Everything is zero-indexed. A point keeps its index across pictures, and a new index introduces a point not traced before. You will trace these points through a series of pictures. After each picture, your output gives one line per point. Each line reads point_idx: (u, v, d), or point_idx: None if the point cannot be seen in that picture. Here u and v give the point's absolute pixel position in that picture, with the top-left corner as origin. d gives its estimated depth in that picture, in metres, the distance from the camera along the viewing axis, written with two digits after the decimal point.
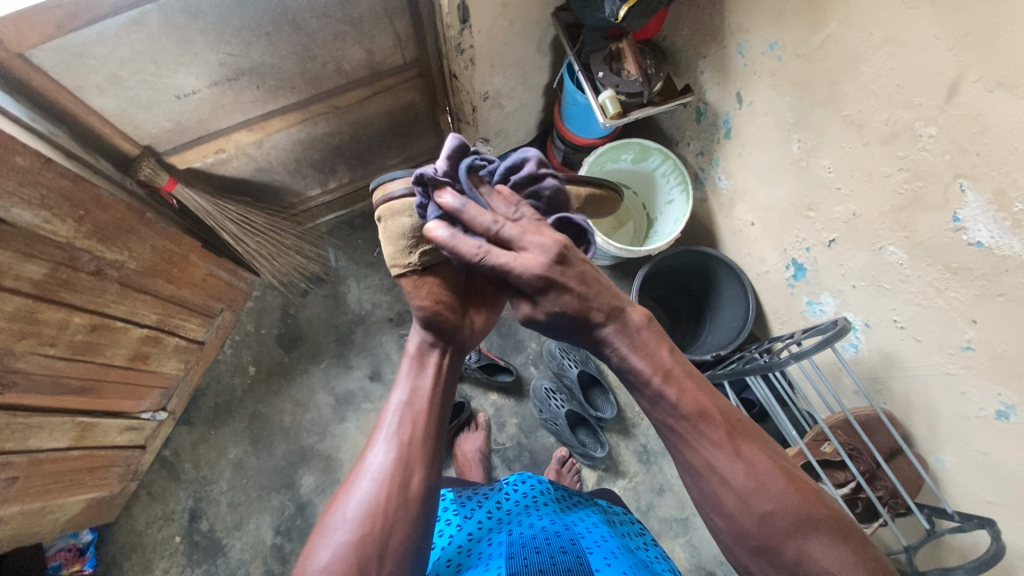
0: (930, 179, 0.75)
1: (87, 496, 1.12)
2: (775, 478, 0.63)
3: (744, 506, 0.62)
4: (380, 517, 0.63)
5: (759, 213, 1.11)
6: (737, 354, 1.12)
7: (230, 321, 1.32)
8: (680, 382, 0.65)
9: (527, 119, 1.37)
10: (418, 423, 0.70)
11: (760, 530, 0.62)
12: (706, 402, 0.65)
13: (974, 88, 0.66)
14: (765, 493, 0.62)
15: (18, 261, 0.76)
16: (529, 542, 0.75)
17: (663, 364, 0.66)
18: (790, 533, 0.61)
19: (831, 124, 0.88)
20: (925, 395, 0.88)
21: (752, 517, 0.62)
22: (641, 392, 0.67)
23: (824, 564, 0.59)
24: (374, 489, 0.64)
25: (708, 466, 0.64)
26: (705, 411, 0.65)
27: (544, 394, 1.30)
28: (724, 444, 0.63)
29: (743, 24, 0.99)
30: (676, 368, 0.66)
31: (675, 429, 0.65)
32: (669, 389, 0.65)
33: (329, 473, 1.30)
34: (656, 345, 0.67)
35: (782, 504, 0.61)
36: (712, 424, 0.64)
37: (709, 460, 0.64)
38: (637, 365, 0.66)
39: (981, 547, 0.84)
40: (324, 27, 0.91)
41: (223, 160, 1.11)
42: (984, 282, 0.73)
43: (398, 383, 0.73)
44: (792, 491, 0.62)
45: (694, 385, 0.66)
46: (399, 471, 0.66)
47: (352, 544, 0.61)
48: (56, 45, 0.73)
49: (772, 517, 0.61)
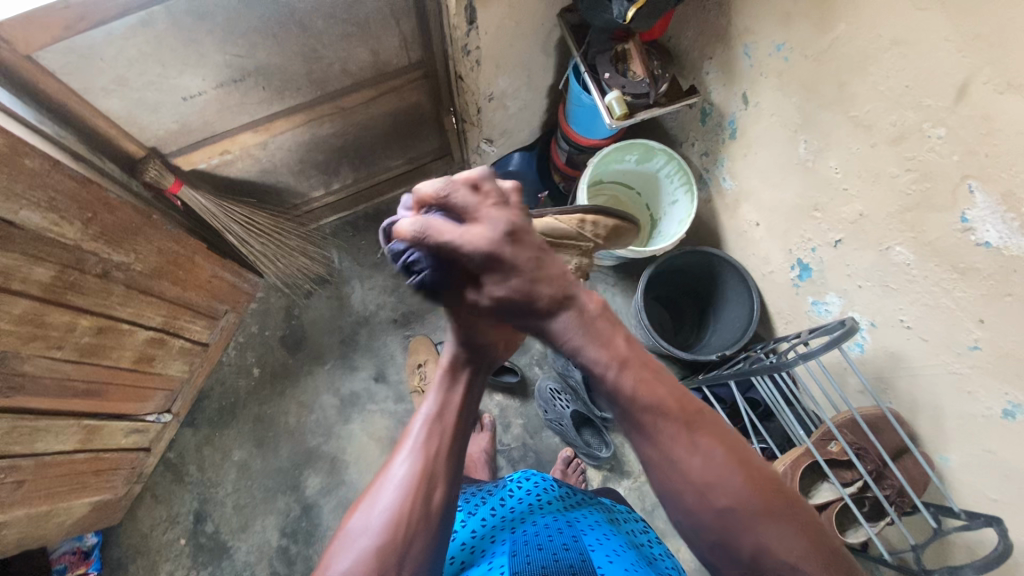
0: (939, 180, 0.76)
1: (92, 499, 1.11)
2: (733, 472, 0.59)
3: (703, 500, 0.59)
4: (400, 530, 0.63)
5: (764, 213, 1.12)
6: (743, 354, 1.13)
7: (234, 323, 1.31)
8: (639, 373, 0.61)
9: (531, 120, 1.37)
10: (446, 436, 0.69)
11: (716, 523, 0.59)
12: (664, 395, 0.61)
13: (983, 90, 0.67)
14: (722, 486, 0.59)
15: (26, 264, 0.75)
16: (532, 539, 0.75)
17: (622, 355, 0.61)
18: (751, 527, 0.58)
19: (838, 126, 0.88)
20: (930, 393, 0.89)
21: (712, 512, 0.59)
22: (599, 383, 0.62)
23: (779, 557, 0.58)
24: (397, 500, 0.64)
25: (668, 460, 0.60)
26: (665, 406, 0.60)
27: (549, 395, 1.31)
28: (683, 435, 0.60)
29: (749, 25, 0.99)
30: (636, 357, 0.62)
31: (636, 418, 0.61)
32: (627, 379, 0.60)
33: (334, 475, 1.30)
34: (612, 333, 0.62)
35: (740, 500, 0.59)
36: (669, 419, 0.60)
37: (669, 453, 0.60)
38: (597, 358, 0.61)
39: (987, 546, 0.86)
40: (330, 28, 0.91)
41: (228, 161, 1.11)
42: (992, 282, 0.74)
43: (428, 393, 0.72)
44: (752, 487, 0.59)
45: (654, 374, 0.62)
46: (423, 484, 0.66)
47: (372, 552, 0.61)
48: (64, 46, 0.72)
49: (732, 513, 0.59)
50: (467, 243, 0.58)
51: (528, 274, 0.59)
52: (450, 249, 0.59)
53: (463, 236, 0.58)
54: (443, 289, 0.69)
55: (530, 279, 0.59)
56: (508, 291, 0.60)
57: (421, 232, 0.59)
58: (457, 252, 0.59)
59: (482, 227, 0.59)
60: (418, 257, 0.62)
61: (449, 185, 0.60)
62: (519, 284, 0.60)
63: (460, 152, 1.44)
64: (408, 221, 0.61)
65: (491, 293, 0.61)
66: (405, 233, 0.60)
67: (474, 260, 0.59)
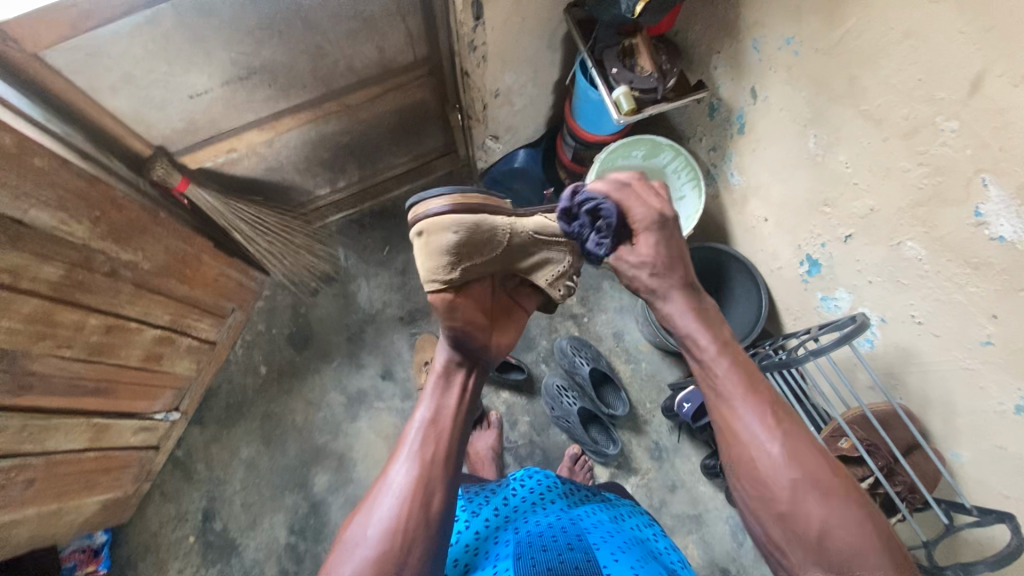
0: (951, 174, 0.75)
1: (102, 497, 1.12)
2: (811, 456, 0.66)
3: (776, 473, 0.66)
4: (399, 536, 0.64)
5: (773, 209, 1.11)
6: (750, 351, 1.13)
7: (241, 321, 1.31)
8: (737, 359, 0.72)
9: (537, 116, 1.37)
10: (441, 441, 0.70)
11: (785, 496, 0.66)
12: (755, 380, 0.71)
13: (998, 83, 0.66)
14: (798, 466, 0.66)
15: (35, 263, 0.76)
16: (535, 539, 0.74)
17: (725, 341, 0.73)
18: (818, 502, 0.64)
19: (849, 120, 0.87)
20: (942, 389, 0.88)
21: (783, 484, 0.66)
22: (699, 361, 0.73)
23: (841, 537, 0.63)
24: (396, 507, 0.66)
25: (753, 435, 0.68)
26: (756, 387, 0.70)
27: (556, 392, 1.31)
28: (767, 415, 0.69)
29: (758, 19, 0.98)
30: (735, 347, 0.73)
31: (725, 393, 0.71)
32: (724, 360, 0.71)
33: (341, 473, 1.30)
34: (718, 326, 0.74)
35: (810, 478, 0.65)
36: (756, 399, 0.70)
37: (754, 431, 0.68)
38: (701, 335, 0.73)
39: (998, 541, 0.85)
40: (336, 25, 0.90)
41: (234, 159, 1.11)
42: (1005, 277, 0.73)
43: (423, 400, 0.73)
44: (825, 469, 0.66)
45: (744, 365, 0.72)
46: (421, 490, 0.67)
47: (373, 560, 0.63)
48: (70, 45, 0.72)
49: (802, 488, 0.65)
50: (648, 211, 0.75)
51: (672, 247, 0.75)
52: (631, 210, 0.74)
53: (643, 205, 0.75)
54: (434, 298, 0.73)
55: (672, 250, 0.75)
56: (656, 254, 0.74)
57: (618, 190, 0.75)
58: (633, 213, 0.75)
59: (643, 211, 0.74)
60: (594, 203, 0.74)
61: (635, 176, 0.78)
62: (658, 255, 0.74)
63: (465, 149, 1.44)
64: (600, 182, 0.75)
65: (637, 258, 0.75)
66: (602, 187, 0.75)
67: (642, 221, 0.74)
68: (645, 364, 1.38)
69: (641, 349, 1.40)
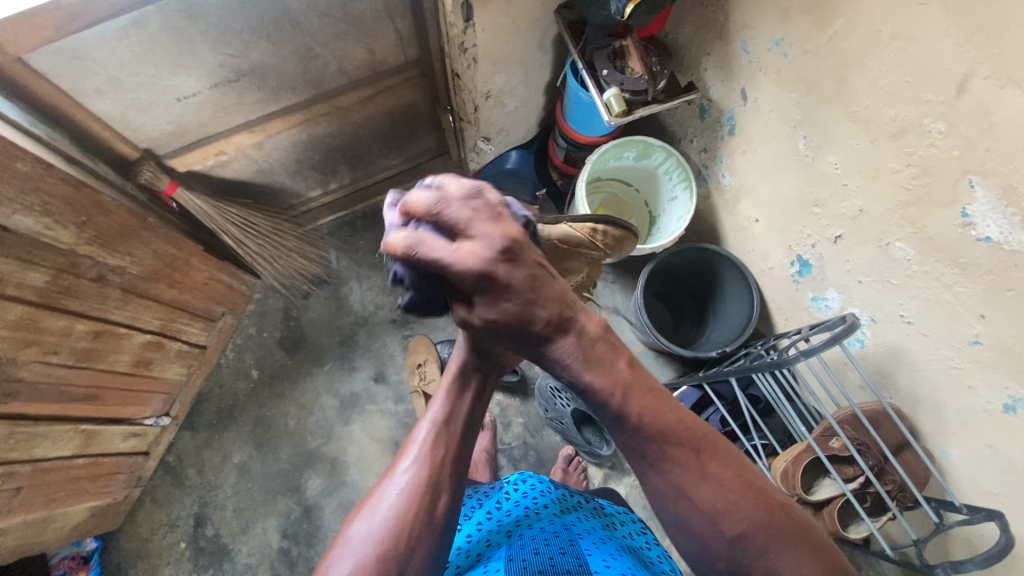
0: (939, 175, 0.76)
1: (91, 504, 1.11)
2: (745, 499, 0.56)
3: (714, 529, 0.56)
4: (403, 533, 0.62)
5: (763, 209, 1.11)
6: (742, 353, 1.13)
7: (232, 325, 1.31)
8: (641, 397, 0.58)
9: (528, 117, 1.36)
10: (452, 441, 0.69)
11: (730, 552, 0.56)
12: (666, 419, 0.58)
13: (984, 85, 0.67)
14: (734, 513, 0.55)
15: (21, 269, 0.75)
16: (528, 542, 0.75)
17: (623, 378, 0.58)
18: (766, 554, 0.55)
19: (838, 121, 0.88)
20: (932, 389, 0.89)
21: (723, 539, 0.56)
22: (600, 407, 0.59)
23: None
24: (402, 503, 0.63)
25: (677, 488, 0.57)
26: (671, 430, 0.57)
27: (549, 394, 1.29)
28: (692, 460, 0.57)
29: (747, 21, 0.99)
30: (639, 377, 0.59)
31: (638, 447, 0.58)
32: (631, 402, 0.58)
33: (334, 476, 1.29)
34: (612, 356, 0.59)
35: (754, 524, 0.55)
36: (676, 445, 0.57)
37: (676, 483, 0.57)
38: (596, 382, 0.58)
39: (988, 539, 0.86)
40: (325, 27, 0.90)
41: (224, 162, 1.10)
42: (992, 277, 0.74)
43: (436, 399, 0.72)
44: (764, 512, 0.56)
45: (656, 395, 0.59)
46: (429, 488, 0.65)
47: (374, 560, 0.60)
48: (55, 49, 0.71)
49: (746, 540, 0.55)
50: (461, 264, 0.52)
51: (523, 292, 0.55)
52: (442, 269, 0.53)
53: (457, 260, 0.52)
54: None
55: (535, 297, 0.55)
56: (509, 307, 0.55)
57: (410, 249, 0.53)
58: (450, 272, 0.54)
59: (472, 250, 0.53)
60: (409, 274, 0.57)
61: (438, 201, 0.54)
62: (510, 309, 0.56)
63: (457, 151, 1.43)
64: (399, 234, 0.54)
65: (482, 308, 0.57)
66: (401, 251, 0.54)
67: (465, 280, 0.53)
68: None
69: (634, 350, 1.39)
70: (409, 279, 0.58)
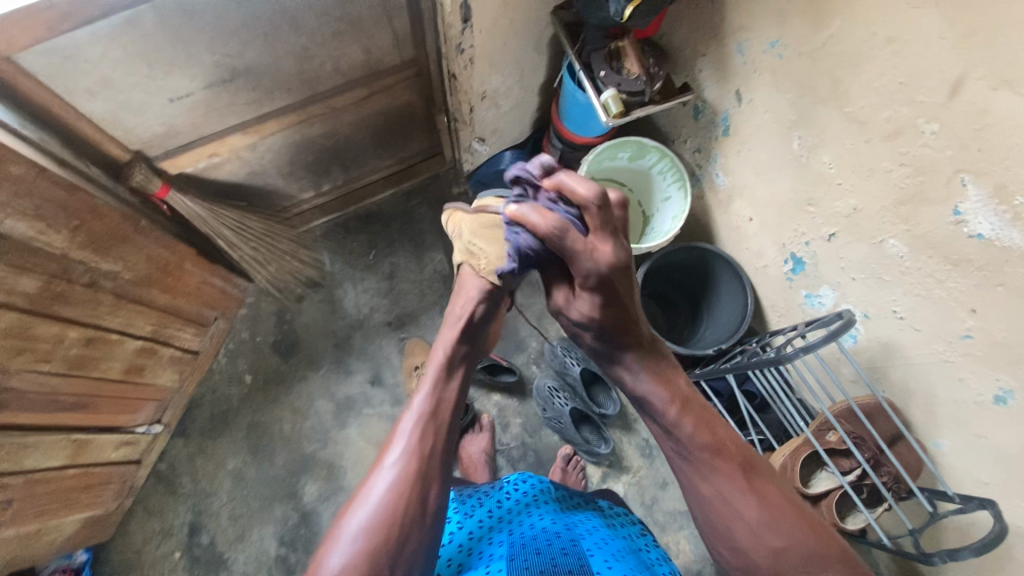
0: (932, 174, 0.78)
1: (82, 515, 1.08)
2: (788, 514, 0.65)
3: (756, 539, 0.64)
4: (396, 527, 0.63)
5: (757, 209, 1.13)
6: (738, 349, 1.16)
7: (224, 329, 1.28)
8: (697, 413, 0.70)
9: (523, 117, 1.37)
10: (439, 435, 0.71)
11: (769, 566, 0.63)
12: (718, 437, 0.68)
13: (977, 86, 0.69)
14: (776, 527, 0.64)
15: (12, 275, 0.73)
16: (529, 542, 0.75)
17: (681, 394, 0.71)
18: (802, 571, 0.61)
19: (832, 121, 0.90)
20: (924, 382, 0.91)
21: (765, 552, 0.63)
22: (656, 416, 0.71)
23: None
24: (393, 498, 0.64)
25: (722, 498, 0.66)
26: (722, 445, 0.68)
27: (548, 393, 1.30)
28: (739, 475, 0.67)
29: (743, 22, 1.00)
30: (692, 399, 0.71)
31: (686, 453, 0.69)
32: (683, 416, 0.69)
33: (331, 481, 1.28)
34: (669, 373, 0.73)
35: (793, 539, 0.63)
36: (725, 459, 0.67)
37: (723, 493, 0.66)
38: (655, 394, 0.71)
39: (978, 528, 0.88)
40: (321, 27, 0.89)
41: (216, 164, 1.08)
42: (984, 272, 0.76)
43: (423, 388, 0.75)
44: (806, 532, 0.64)
45: (710, 417, 0.70)
46: (420, 481, 0.66)
47: (366, 552, 0.60)
48: (46, 47, 0.69)
49: (785, 555, 0.63)
50: (590, 259, 0.67)
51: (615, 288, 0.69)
52: (570, 259, 0.68)
53: (589, 255, 0.67)
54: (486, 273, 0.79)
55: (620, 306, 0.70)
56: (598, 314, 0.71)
57: (559, 233, 0.66)
58: (579, 264, 0.67)
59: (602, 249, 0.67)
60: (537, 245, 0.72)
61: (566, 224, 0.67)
62: (605, 316, 0.71)
63: (451, 151, 1.43)
64: (537, 224, 0.68)
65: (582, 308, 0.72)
66: (546, 231, 0.67)
67: (592, 264, 0.67)
68: None
69: None
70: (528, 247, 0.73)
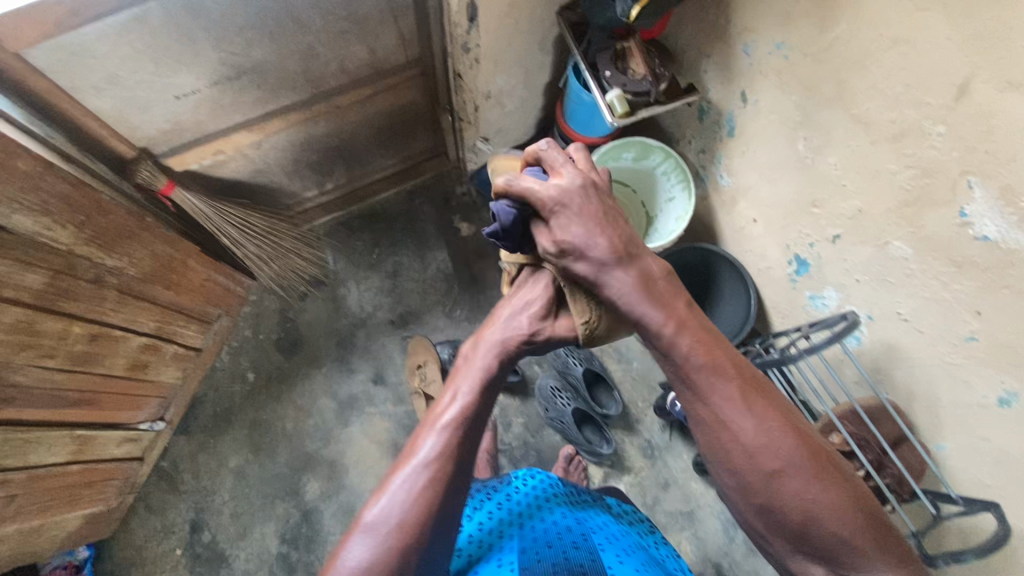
0: (938, 176, 0.78)
1: (84, 511, 1.08)
2: (786, 435, 0.60)
3: (753, 465, 0.60)
4: (424, 527, 0.61)
5: (762, 210, 1.13)
6: (741, 350, 1.16)
7: (227, 327, 1.28)
8: (695, 333, 0.62)
9: (527, 117, 1.37)
10: (476, 437, 0.66)
11: (764, 487, 0.60)
12: (720, 362, 0.61)
13: (984, 88, 0.69)
14: (775, 453, 0.60)
15: (18, 270, 0.73)
16: (542, 536, 0.76)
17: (679, 316, 0.62)
18: (801, 491, 0.59)
19: (838, 123, 0.90)
20: (927, 385, 0.91)
21: (761, 475, 0.60)
22: (653, 342, 0.63)
23: (829, 529, 0.59)
24: (420, 499, 0.61)
25: (722, 422, 0.61)
26: (723, 368, 0.61)
27: (550, 393, 1.31)
28: (739, 397, 0.60)
29: (749, 24, 1.00)
30: (691, 320, 0.63)
31: (686, 375, 0.61)
32: (684, 339, 0.61)
33: (333, 479, 1.28)
34: (670, 298, 0.63)
35: (791, 465, 0.59)
36: (726, 381, 0.61)
37: (723, 416, 0.61)
38: (647, 315, 0.61)
39: (983, 532, 0.88)
40: (327, 25, 0.89)
41: (221, 161, 1.08)
42: (989, 275, 0.76)
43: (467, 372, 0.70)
44: (803, 454, 0.60)
45: (710, 338, 0.62)
46: (453, 483, 0.63)
47: (389, 550, 0.59)
48: (54, 44, 0.69)
49: (784, 477, 0.59)
50: (545, 191, 0.64)
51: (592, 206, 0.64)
52: (535, 196, 0.64)
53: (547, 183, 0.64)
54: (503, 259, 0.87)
55: (604, 229, 0.63)
56: (578, 241, 0.63)
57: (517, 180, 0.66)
58: (541, 199, 0.64)
59: (563, 179, 0.65)
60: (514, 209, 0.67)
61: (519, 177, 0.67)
62: (581, 238, 0.63)
63: (455, 150, 1.43)
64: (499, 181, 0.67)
65: (562, 241, 0.63)
66: (501, 186, 0.66)
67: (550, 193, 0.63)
68: (635, 364, 1.40)
69: (632, 349, 1.42)
70: (509, 215, 0.67)
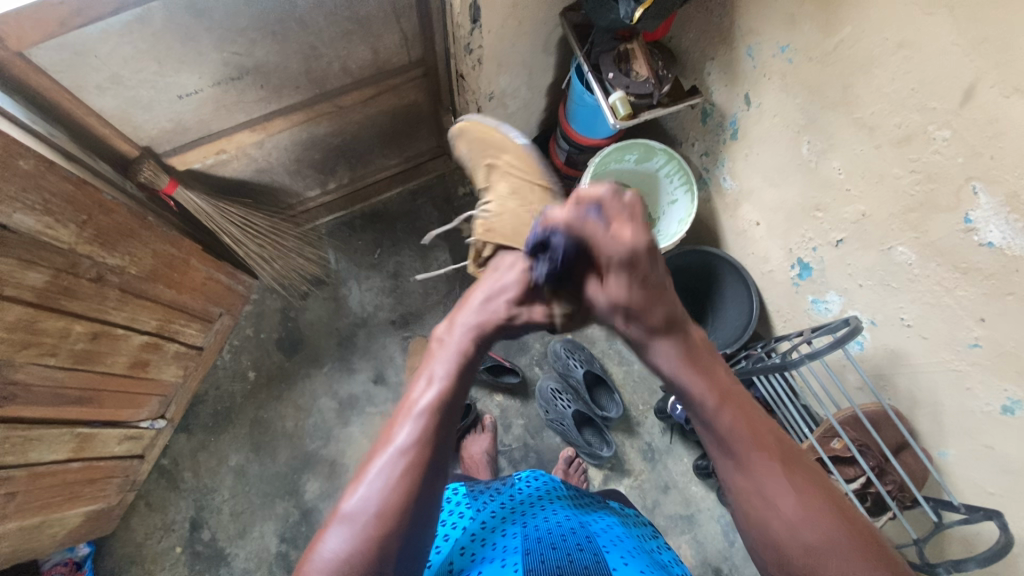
0: (943, 182, 0.77)
1: (85, 508, 1.09)
2: (825, 511, 0.59)
3: (793, 536, 0.59)
4: (403, 516, 0.61)
5: (765, 213, 1.13)
6: (742, 354, 1.16)
7: (229, 325, 1.29)
8: (737, 404, 0.65)
9: (530, 118, 1.36)
10: (450, 423, 0.68)
11: (805, 562, 0.58)
12: (756, 429, 0.64)
13: (990, 93, 0.68)
14: (814, 524, 0.59)
15: (20, 269, 0.73)
16: (545, 536, 0.74)
17: (722, 389, 0.66)
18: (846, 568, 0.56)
19: (842, 126, 0.89)
20: (930, 391, 0.90)
21: (801, 550, 0.58)
22: (696, 410, 0.66)
23: None
24: (396, 486, 0.62)
25: (759, 490, 0.61)
26: (760, 434, 0.63)
27: (551, 395, 1.31)
28: (775, 462, 0.62)
29: (753, 26, 1.00)
30: (735, 392, 0.66)
31: (726, 441, 0.64)
32: (726, 410, 0.64)
33: (333, 479, 1.28)
34: (712, 365, 0.68)
35: (830, 539, 0.58)
36: (761, 449, 0.62)
37: (759, 482, 0.61)
38: (691, 382, 0.66)
39: (986, 537, 0.87)
40: (330, 26, 0.89)
41: (223, 161, 1.08)
42: (994, 281, 0.75)
43: (441, 359, 0.72)
44: (845, 529, 0.58)
45: (747, 407, 0.65)
46: (429, 469, 0.64)
47: (367, 540, 0.58)
48: (57, 43, 0.69)
49: (829, 553, 0.57)
50: (612, 242, 0.64)
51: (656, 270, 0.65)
52: (593, 243, 0.65)
53: (611, 235, 0.64)
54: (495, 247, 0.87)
55: (659, 301, 0.65)
56: (627, 294, 0.65)
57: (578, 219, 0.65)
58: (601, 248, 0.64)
59: (626, 230, 0.63)
60: (564, 248, 0.68)
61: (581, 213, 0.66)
62: (633, 297, 0.65)
63: None
64: (559, 212, 0.67)
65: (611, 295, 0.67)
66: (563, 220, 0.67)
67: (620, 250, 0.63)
68: (636, 366, 1.40)
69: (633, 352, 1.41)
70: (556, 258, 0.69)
